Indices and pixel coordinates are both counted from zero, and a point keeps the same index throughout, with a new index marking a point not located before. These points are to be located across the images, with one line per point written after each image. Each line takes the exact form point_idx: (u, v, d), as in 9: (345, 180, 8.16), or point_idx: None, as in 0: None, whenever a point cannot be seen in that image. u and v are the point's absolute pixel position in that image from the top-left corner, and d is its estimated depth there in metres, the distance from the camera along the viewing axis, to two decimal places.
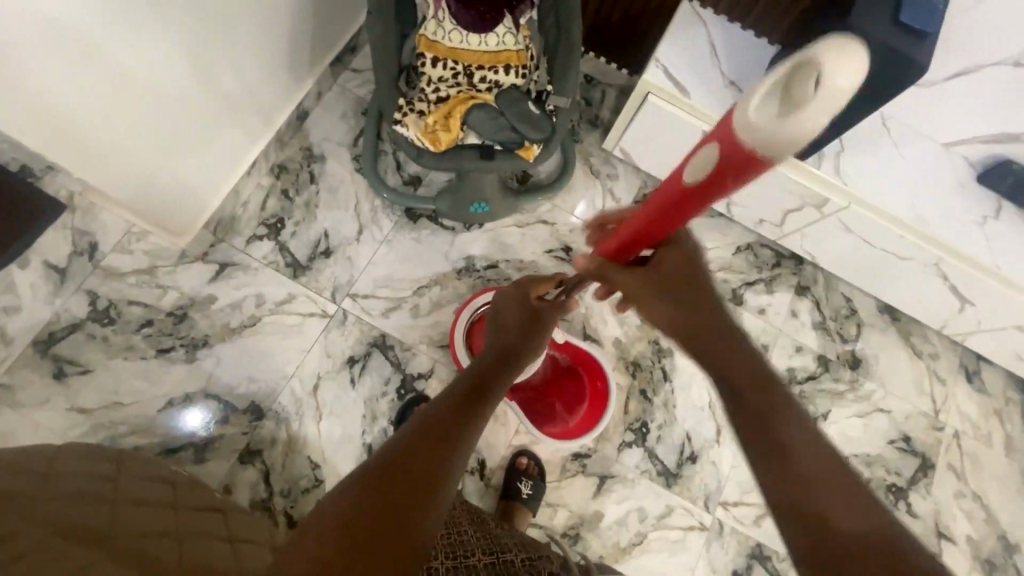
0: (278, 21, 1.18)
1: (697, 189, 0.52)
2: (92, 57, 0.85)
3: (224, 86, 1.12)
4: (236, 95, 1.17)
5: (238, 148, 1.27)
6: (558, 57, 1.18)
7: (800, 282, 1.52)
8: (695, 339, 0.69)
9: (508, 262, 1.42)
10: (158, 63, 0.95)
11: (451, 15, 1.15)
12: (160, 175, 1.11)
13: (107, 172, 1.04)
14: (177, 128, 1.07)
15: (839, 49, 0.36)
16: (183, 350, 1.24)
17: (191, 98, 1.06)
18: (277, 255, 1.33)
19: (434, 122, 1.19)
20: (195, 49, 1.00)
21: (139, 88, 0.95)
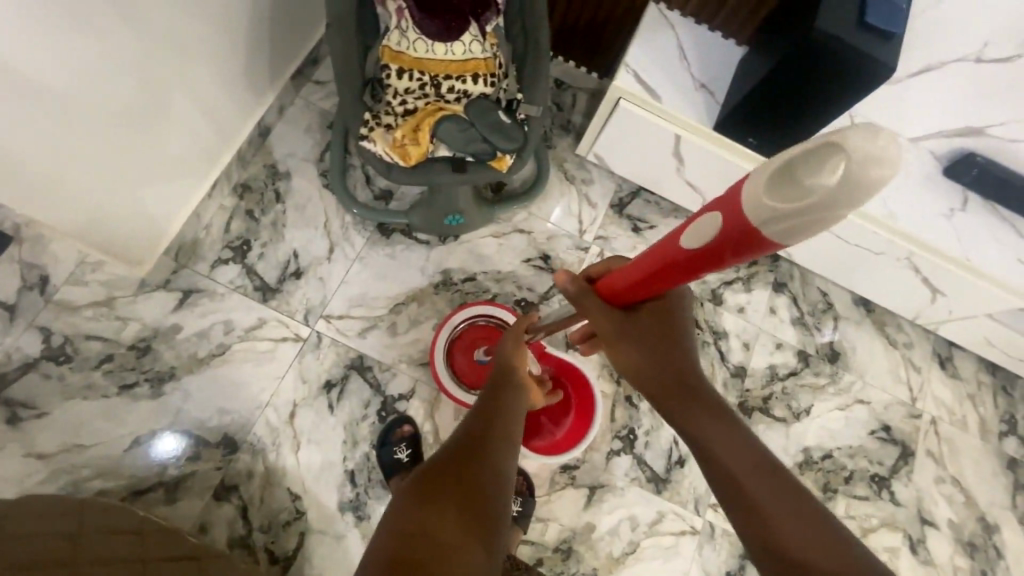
0: (233, 35, 1.13)
1: (695, 256, 0.53)
2: (30, 82, 0.78)
3: (174, 102, 1.06)
4: (188, 111, 1.11)
5: (193, 167, 1.20)
6: (527, 64, 1.17)
7: (776, 279, 1.54)
8: (660, 386, 0.75)
9: (486, 274, 1.39)
10: (102, 81, 0.88)
11: (415, 24, 1.10)
12: (109, 200, 1.04)
13: (51, 203, 0.96)
14: (125, 149, 1.00)
15: (867, 138, 0.36)
16: (148, 385, 1.18)
17: (138, 116, 0.99)
18: (244, 279, 1.28)
19: (402, 136, 1.14)
20: (140, 65, 0.94)
21: (82, 110, 0.88)
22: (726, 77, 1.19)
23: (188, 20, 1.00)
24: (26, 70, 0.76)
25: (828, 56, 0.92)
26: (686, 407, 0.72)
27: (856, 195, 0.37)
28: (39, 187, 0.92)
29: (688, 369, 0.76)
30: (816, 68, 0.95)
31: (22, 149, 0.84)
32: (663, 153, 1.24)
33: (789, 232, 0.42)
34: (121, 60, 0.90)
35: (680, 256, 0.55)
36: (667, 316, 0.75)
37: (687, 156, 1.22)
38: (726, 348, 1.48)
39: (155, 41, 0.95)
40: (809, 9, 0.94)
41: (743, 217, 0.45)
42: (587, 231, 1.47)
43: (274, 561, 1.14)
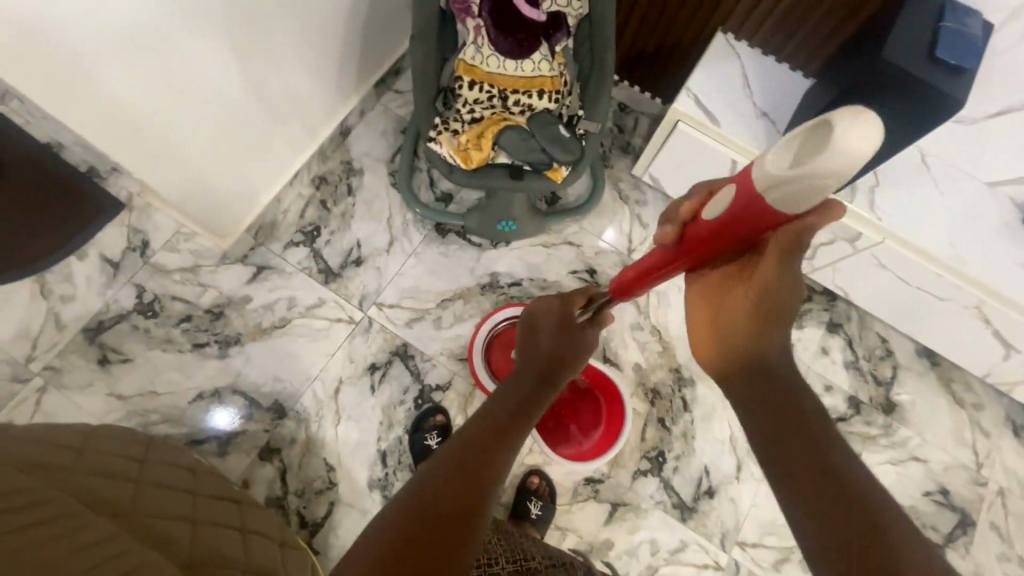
0: (327, 39, 1.26)
1: (711, 233, 0.56)
2: (151, 51, 0.90)
3: (266, 86, 1.17)
4: (278, 97, 1.22)
5: (276, 152, 1.31)
6: (591, 83, 1.23)
7: (831, 318, 1.48)
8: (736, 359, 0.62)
9: (532, 281, 1.44)
10: (208, 48, 0.99)
11: (490, 41, 1.20)
12: (196, 163, 1.14)
13: (144, 158, 1.05)
14: (217, 118, 1.11)
15: (852, 114, 0.41)
16: (217, 346, 1.30)
17: (233, 89, 1.10)
18: (310, 262, 1.39)
19: (467, 141, 1.22)
20: (242, 41, 1.05)
21: (188, 71, 0.99)
22: (790, 108, 1.20)
23: (290, 14, 1.12)
24: (149, 25, 0.87)
25: (902, 90, 0.91)
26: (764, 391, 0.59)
27: (847, 163, 0.41)
28: (133, 140, 1.00)
29: (780, 361, 0.60)
30: (886, 100, 0.94)
31: (132, 109, 0.95)
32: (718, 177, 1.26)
33: (796, 200, 0.46)
34: (222, 30, 1.00)
35: (703, 237, 0.58)
36: (789, 273, 0.55)
37: None
38: None
39: (258, 22, 1.06)
40: (878, 40, 0.94)
41: (751, 187, 0.49)
42: (636, 250, 1.50)
43: (303, 525, 1.21)
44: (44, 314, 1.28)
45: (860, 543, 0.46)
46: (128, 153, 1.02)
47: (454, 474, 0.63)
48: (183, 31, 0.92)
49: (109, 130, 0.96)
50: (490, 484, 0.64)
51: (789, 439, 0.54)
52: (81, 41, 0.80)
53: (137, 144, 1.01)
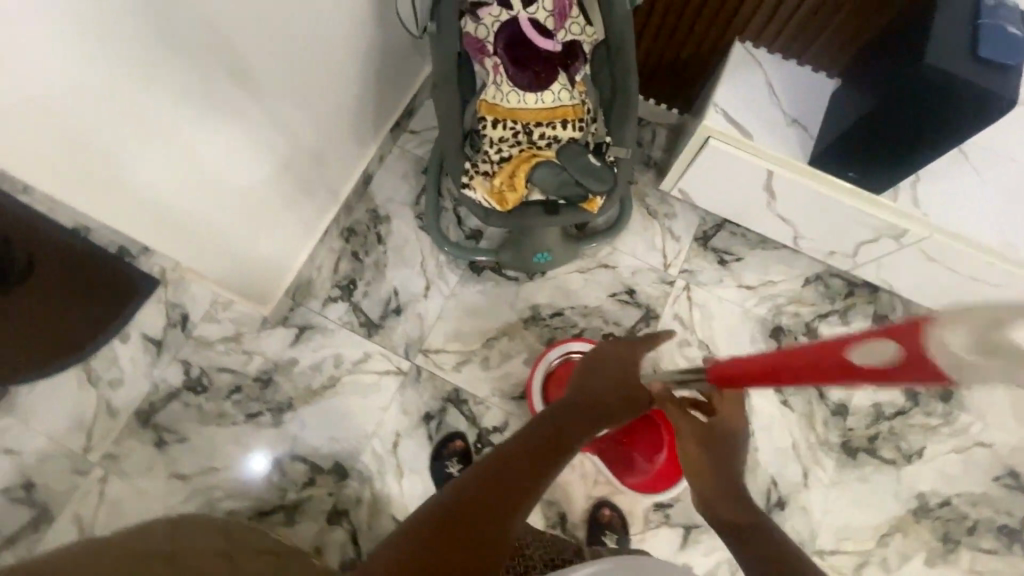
0: (341, 93, 1.27)
1: (833, 370, 0.47)
2: (173, 131, 0.91)
3: (289, 153, 1.19)
4: (302, 160, 1.24)
5: (303, 215, 1.33)
6: (615, 106, 1.22)
7: (876, 311, 1.47)
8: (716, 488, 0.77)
9: (573, 308, 1.43)
10: (232, 124, 1.01)
11: (508, 77, 1.22)
12: (223, 236, 1.15)
13: (169, 237, 1.07)
14: (243, 190, 1.12)
15: None
16: (270, 414, 1.30)
17: (258, 161, 1.12)
18: (351, 316, 1.38)
19: (500, 183, 1.20)
20: (266, 112, 1.07)
21: (215, 148, 1.00)
22: (819, 111, 1.19)
23: (308, 82, 1.14)
24: (175, 109, 0.89)
25: (947, 93, 0.91)
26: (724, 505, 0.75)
27: None
28: (162, 220, 1.02)
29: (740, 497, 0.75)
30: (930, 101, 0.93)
31: (156, 184, 0.95)
32: (755, 188, 1.25)
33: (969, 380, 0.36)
34: (241, 101, 1.00)
35: (826, 366, 0.48)
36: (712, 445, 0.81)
37: (778, 189, 1.22)
38: None
39: (275, 91, 1.07)
40: (909, 43, 0.94)
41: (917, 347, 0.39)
42: (672, 264, 1.49)
43: None
44: (94, 402, 1.27)
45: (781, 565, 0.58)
46: (150, 228, 1.03)
47: (486, 489, 0.65)
48: (209, 113, 0.95)
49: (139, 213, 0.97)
50: (520, 505, 0.66)
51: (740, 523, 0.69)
52: (110, 133, 0.82)
53: (162, 224, 1.03)
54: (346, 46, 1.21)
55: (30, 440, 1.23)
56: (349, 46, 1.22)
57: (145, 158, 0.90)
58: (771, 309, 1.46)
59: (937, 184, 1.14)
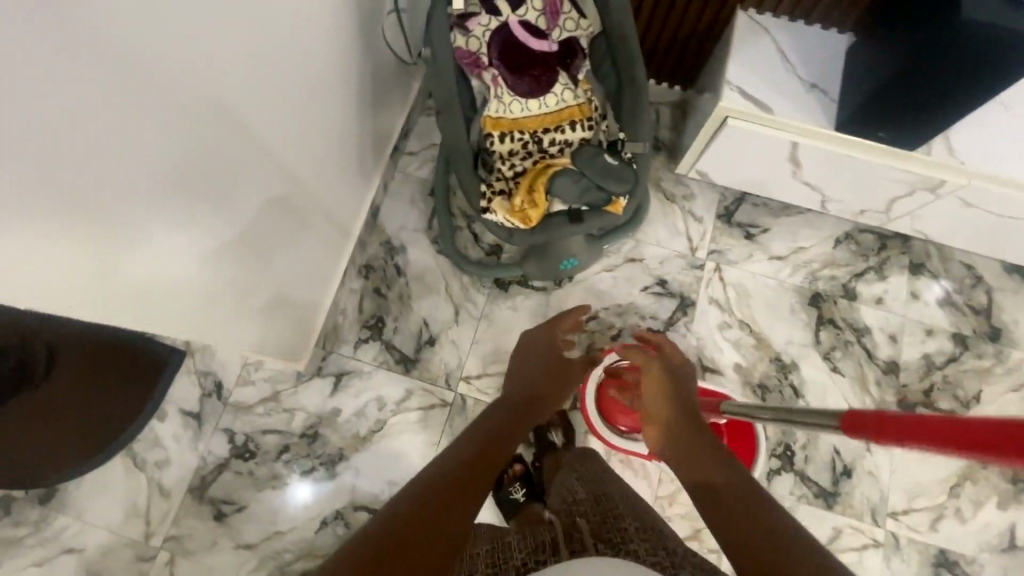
0: (336, 126, 1.18)
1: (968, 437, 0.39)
2: (163, 192, 0.79)
3: (279, 197, 1.07)
4: (292, 204, 1.12)
5: (305, 259, 1.23)
6: (625, 99, 1.17)
7: (912, 260, 1.44)
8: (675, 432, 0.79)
9: (607, 309, 1.40)
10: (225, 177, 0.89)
11: (509, 87, 1.17)
12: (214, 294, 1.02)
13: (146, 307, 0.91)
14: (231, 241, 0.99)
15: None
16: (324, 468, 1.27)
17: (250, 212, 1.00)
18: (386, 354, 1.35)
19: (521, 201, 1.15)
20: (262, 160, 0.96)
21: (200, 202, 0.88)
22: (836, 71, 1.15)
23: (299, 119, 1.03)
24: (162, 164, 0.76)
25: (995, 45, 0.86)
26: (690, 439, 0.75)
27: None
28: (147, 289, 0.87)
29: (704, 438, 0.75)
30: (983, 57, 0.88)
31: (147, 254, 0.83)
32: (779, 160, 1.20)
33: None
34: (238, 151, 0.90)
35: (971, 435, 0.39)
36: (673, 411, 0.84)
37: (804, 159, 1.17)
38: (872, 344, 1.38)
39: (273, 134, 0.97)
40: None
41: None
42: (699, 247, 1.45)
43: None
44: (146, 486, 1.25)
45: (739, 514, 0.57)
46: (136, 307, 0.88)
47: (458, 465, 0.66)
48: (200, 165, 0.83)
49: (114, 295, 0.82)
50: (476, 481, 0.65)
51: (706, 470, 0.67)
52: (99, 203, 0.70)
53: (149, 301, 0.89)
54: (342, 79, 1.14)
55: (90, 535, 1.21)
56: (346, 77, 1.16)
57: (121, 225, 0.76)
58: (806, 276, 1.43)
59: (975, 139, 1.09)
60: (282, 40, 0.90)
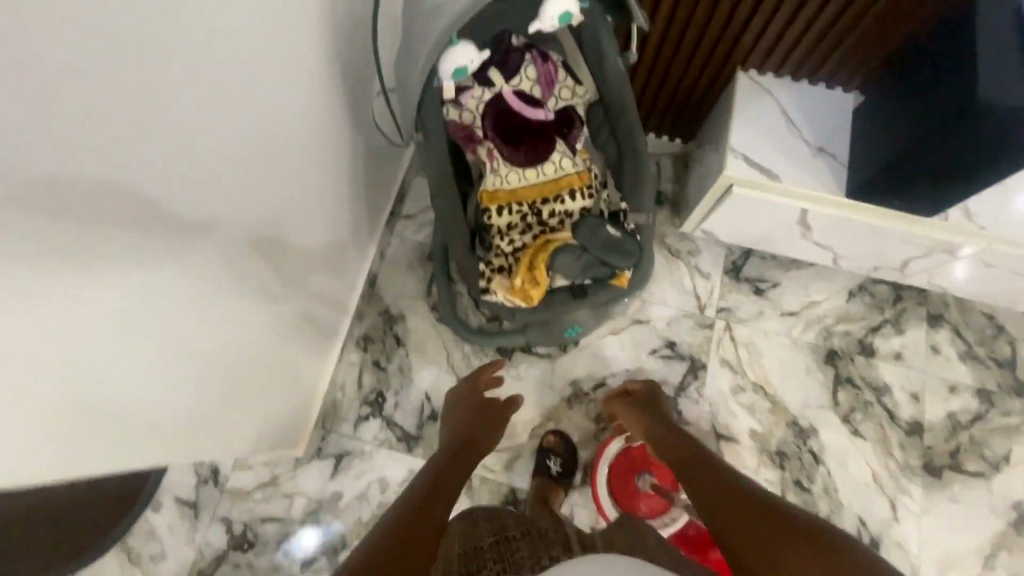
0: (309, 211, 1.02)
1: None
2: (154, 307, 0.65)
3: (242, 295, 0.86)
4: (253, 305, 0.91)
5: (298, 346, 1.14)
6: (626, 169, 1.14)
7: (929, 312, 1.39)
8: (664, 445, 1.00)
9: (615, 375, 1.34)
10: (181, 272, 0.68)
11: (505, 159, 1.13)
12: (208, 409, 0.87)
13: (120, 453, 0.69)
14: (217, 352, 0.83)
15: None
16: (326, 557, 1.22)
17: (207, 317, 0.77)
18: (387, 432, 1.31)
19: (522, 279, 1.10)
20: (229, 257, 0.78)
21: (189, 311, 0.72)
22: (844, 134, 1.10)
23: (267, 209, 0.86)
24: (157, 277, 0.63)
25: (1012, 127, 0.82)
26: (672, 448, 0.97)
27: None
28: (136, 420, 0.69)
29: (688, 446, 0.95)
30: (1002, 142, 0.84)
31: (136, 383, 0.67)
32: (789, 224, 1.15)
33: None
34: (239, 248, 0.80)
35: None
36: (663, 431, 1.05)
37: (815, 224, 1.13)
38: (893, 404, 1.32)
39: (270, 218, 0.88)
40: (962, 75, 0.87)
41: None
42: (707, 306, 1.40)
43: None
44: None
45: (725, 499, 0.74)
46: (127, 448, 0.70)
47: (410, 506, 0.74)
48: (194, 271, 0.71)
49: (11, 433, 0.51)
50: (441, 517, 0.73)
51: (688, 468, 0.87)
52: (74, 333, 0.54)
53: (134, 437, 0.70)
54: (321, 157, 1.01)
55: None
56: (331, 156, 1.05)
57: (35, 327, 0.49)
58: (821, 333, 1.38)
59: (995, 207, 1.05)
60: (287, 131, 0.84)
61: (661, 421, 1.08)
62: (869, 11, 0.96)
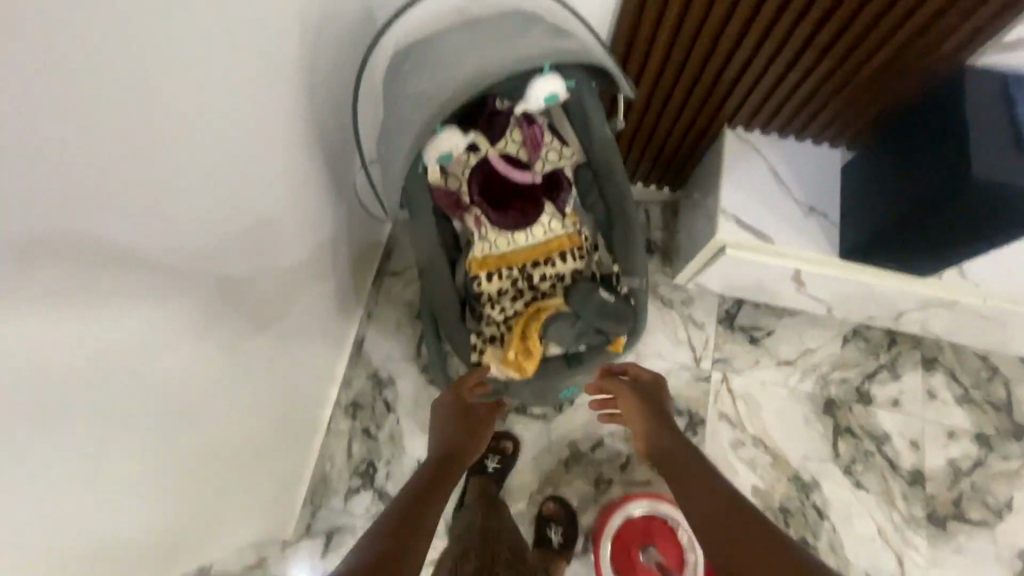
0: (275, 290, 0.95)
1: None
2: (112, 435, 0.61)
3: (214, 393, 0.82)
4: (197, 395, 0.77)
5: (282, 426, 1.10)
6: (617, 232, 1.11)
7: (924, 355, 1.38)
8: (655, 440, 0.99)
9: (613, 434, 1.31)
10: (84, 372, 0.55)
11: (493, 225, 1.10)
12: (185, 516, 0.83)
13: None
14: (192, 456, 0.80)
15: None
16: None
17: (155, 434, 0.70)
18: (379, 505, 1.26)
19: (514, 351, 1.08)
20: (158, 345, 0.66)
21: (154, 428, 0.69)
22: (833, 192, 1.10)
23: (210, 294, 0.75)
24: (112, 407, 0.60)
25: (1001, 200, 0.83)
26: (667, 440, 0.97)
27: None
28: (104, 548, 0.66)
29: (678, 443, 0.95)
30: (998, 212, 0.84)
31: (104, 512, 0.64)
32: (782, 281, 1.14)
33: None
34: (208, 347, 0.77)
35: None
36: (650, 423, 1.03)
37: (809, 282, 1.11)
38: (894, 453, 1.31)
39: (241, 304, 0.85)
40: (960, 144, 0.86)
41: None
42: (703, 357, 1.38)
43: None
44: None
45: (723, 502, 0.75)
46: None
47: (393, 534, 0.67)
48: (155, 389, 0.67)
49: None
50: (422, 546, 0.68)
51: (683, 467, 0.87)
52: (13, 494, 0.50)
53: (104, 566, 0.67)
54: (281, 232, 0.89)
55: None
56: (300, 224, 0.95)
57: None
58: (818, 381, 1.36)
59: (989, 263, 1.04)
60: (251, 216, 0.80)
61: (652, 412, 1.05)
62: (856, 76, 0.96)
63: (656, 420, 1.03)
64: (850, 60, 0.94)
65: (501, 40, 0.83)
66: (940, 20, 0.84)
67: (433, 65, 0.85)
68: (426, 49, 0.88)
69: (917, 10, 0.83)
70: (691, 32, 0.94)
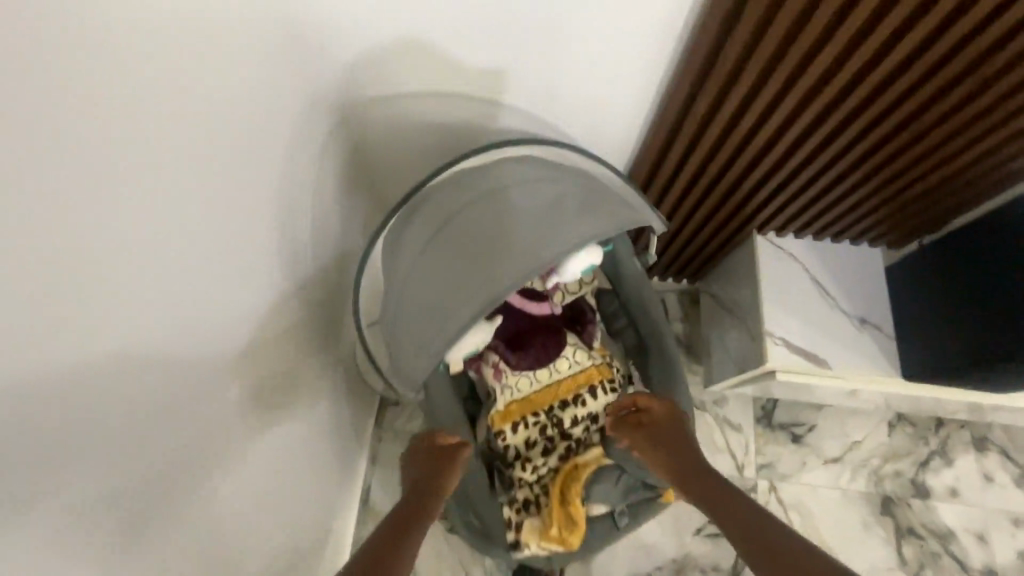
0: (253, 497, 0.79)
1: None
2: None
3: None
4: None
5: None
6: (653, 364, 0.99)
7: (974, 435, 1.30)
8: (683, 475, 0.82)
9: (662, 570, 1.18)
10: None
11: (514, 370, 0.96)
12: None
13: None
14: None
15: None
16: None
17: None
18: None
19: (555, 521, 0.94)
20: None
21: None
22: (880, 298, 1.02)
23: (79, 506, 0.50)
24: None
25: None
26: (701, 486, 0.80)
27: None
28: None
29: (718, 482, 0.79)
30: None
31: None
32: (834, 394, 1.05)
33: None
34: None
35: None
36: (673, 447, 0.84)
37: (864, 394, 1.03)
38: (962, 551, 1.21)
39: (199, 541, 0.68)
40: None
41: None
42: (746, 464, 1.26)
43: None
44: None
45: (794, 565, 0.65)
46: None
47: None
48: None
49: None
50: None
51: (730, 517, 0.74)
52: None
53: None
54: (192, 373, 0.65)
55: None
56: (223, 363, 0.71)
57: None
58: (870, 477, 1.26)
59: None
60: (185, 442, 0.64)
61: (671, 441, 0.84)
62: (913, 189, 0.88)
63: (676, 449, 0.84)
64: (907, 175, 0.85)
65: (534, 221, 0.68)
66: (1006, 148, 0.77)
67: (456, 257, 0.70)
68: (441, 230, 0.73)
69: (988, 134, 0.75)
70: (732, 150, 0.86)
